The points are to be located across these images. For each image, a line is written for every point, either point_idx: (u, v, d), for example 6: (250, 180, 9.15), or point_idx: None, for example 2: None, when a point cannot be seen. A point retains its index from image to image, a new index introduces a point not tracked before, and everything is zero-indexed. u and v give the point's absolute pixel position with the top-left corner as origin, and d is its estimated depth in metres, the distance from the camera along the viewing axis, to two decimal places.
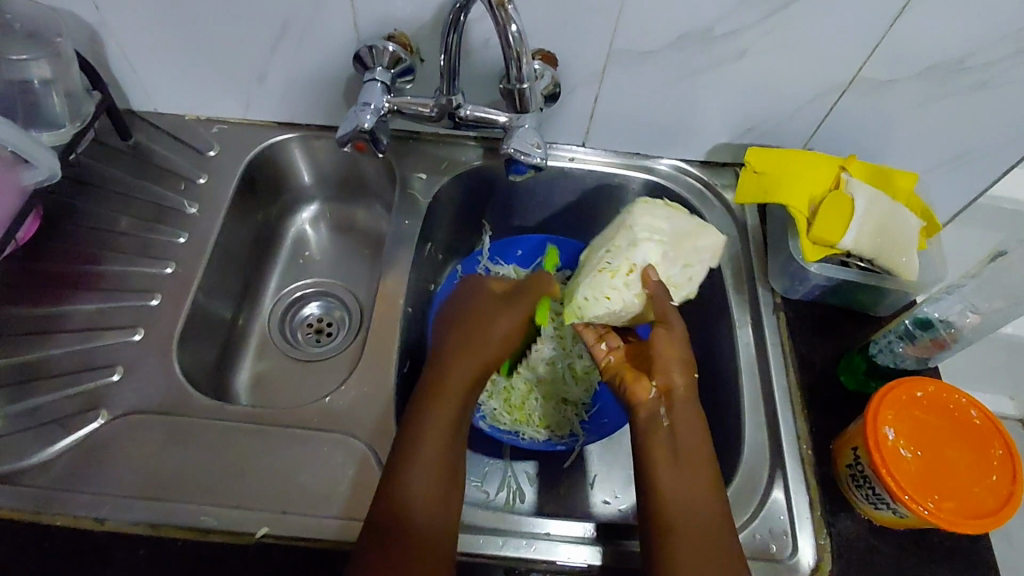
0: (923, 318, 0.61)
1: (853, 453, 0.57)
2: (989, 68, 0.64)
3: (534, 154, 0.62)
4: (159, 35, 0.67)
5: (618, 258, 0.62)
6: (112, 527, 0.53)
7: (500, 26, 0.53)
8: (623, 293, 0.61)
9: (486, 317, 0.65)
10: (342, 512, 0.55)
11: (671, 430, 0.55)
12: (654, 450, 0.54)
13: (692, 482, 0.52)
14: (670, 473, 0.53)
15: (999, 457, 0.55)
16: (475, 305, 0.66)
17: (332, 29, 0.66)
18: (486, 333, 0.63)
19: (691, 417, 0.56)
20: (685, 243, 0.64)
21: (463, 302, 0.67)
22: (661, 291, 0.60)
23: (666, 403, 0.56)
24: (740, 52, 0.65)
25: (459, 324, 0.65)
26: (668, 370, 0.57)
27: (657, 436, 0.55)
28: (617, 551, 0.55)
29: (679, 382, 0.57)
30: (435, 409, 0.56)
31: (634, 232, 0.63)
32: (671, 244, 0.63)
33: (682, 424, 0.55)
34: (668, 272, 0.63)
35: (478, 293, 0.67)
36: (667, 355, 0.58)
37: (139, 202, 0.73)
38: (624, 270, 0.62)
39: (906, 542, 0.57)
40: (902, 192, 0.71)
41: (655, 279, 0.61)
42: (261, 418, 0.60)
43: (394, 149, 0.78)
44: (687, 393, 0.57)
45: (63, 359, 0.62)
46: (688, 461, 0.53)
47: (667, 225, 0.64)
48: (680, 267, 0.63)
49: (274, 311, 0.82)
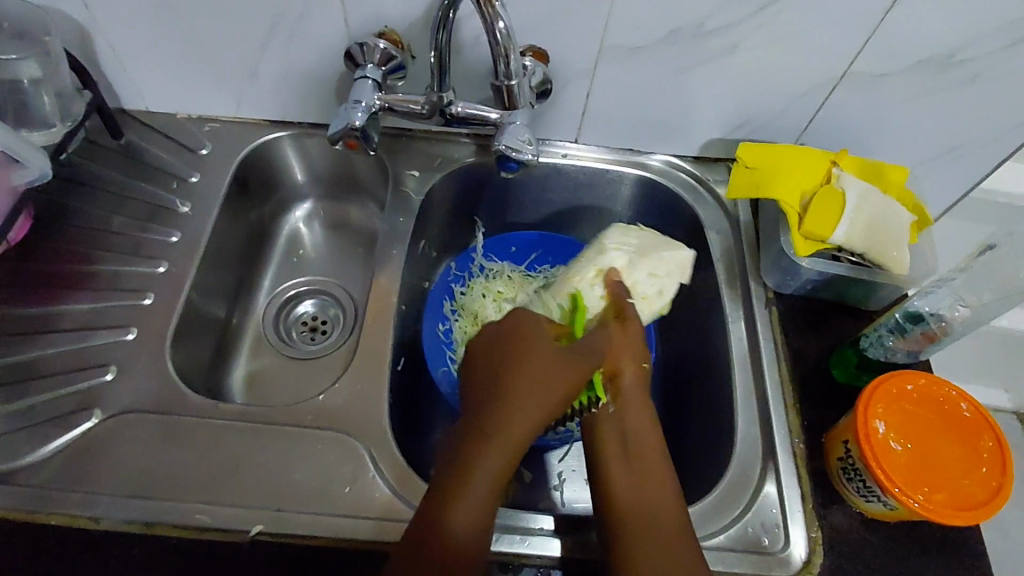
0: (913, 312, 0.61)
1: (844, 446, 0.57)
2: (981, 61, 0.64)
3: (526, 150, 0.62)
4: (149, 33, 0.67)
5: (585, 265, 0.67)
6: (106, 526, 0.53)
7: (488, 22, 0.53)
8: (589, 295, 0.65)
9: (555, 351, 0.55)
10: (335, 509, 0.55)
11: (620, 418, 0.56)
12: (606, 442, 0.55)
13: (642, 469, 0.53)
14: (617, 457, 0.53)
15: (989, 449, 0.55)
16: (538, 344, 0.56)
17: (323, 26, 0.66)
18: (550, 370, 0.54)
19: (634, 402, 0.57)
20: (650, 254, 0.68)
21: (521, 334, 0.57)
22: (620, 290, 0.64)
23: (611, 389, 0.57)
24: (731, 47, 0.65)
25: (513, 357, 0.56)
26: (614, 357, 0.59)
27: (607, 427, 0.56)
28: (577, 543, 0.56)
29: (626, 365, 0.58)
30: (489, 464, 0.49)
31: (603, 244, 0.68)
32: (638, 254, 0.67)
33: (628, 413, 0.56)
34: (635, 279, 0.66)
35: (539, 326, 0.58)
36: (619, 343, 0.59)
37: (131, 201, 0.73)
38: (591, 274, 0.66)
39: (897, 534, 0.57)
40: (894, 186, 0.71)
41: (617, 283, 0.65)
42: (255, 417, 0.60)
43: (386, 147, 0.78)
44: (637, 379, 0.58)
45: (56, 358, 0.62)
46: (636, 446, 0.54)
47: (634, 241, 0.68)
48: (646, 275, 0.67)
49: (268, 309, 0.82)
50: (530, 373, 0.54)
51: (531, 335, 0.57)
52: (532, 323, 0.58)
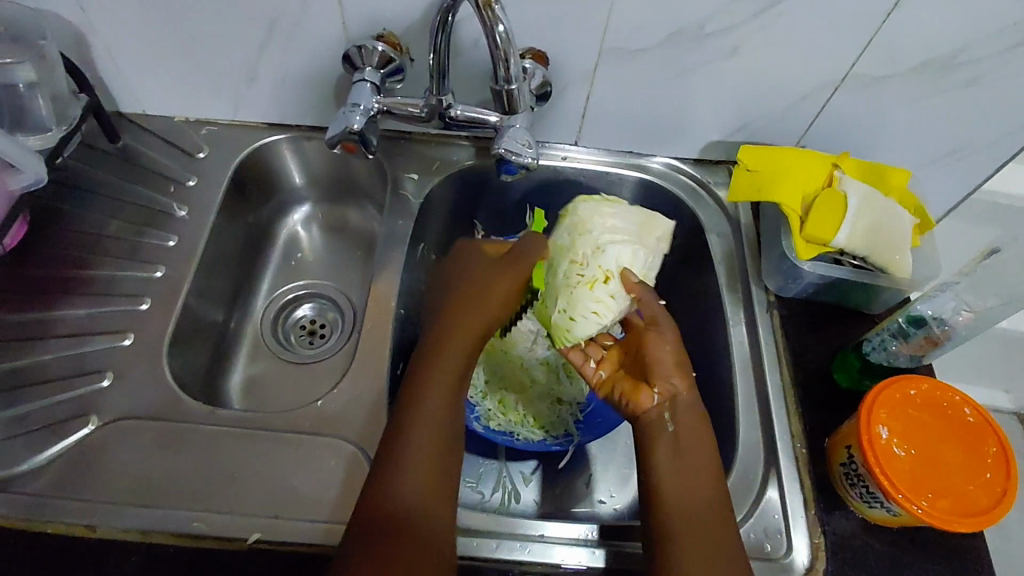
0: (916, 316, 0.60)
1: (846, 452, 0.57)
2: (984, 62, 0.63)
3: (525, 153, 0.61)
4: (146, 36, 0.67)
5: (592, 269, 0.61)
6: (103, 533, 0.53)
7: (487, 26, 0.53)
8: (610, 303, 0.60)
9: (479, 289, 0.62)
10: (335, 517, 0.55)
11: (676, 436, 0.55)
12: (660, 458, 0.54)
13: (696, 483, 0.53)
14: (670, 475, 0.53)
15: (993, 454, 0.55)
16: (470, 279, 0.64)
17: (320, 29, 0.65)
18: (482, 293, 0.62)
19: (694, 420, 0.56)
20: (647, 235, 0.64)
21: (459, 267, 0.66)
22: (648, 293, 0.61)
23: (668, 410, 0.56)
24: (732, 50, 0.65)
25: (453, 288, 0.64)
26: (669, 376, 0.57)
27: (661, 441, 0.55)
28: (617, 553, 0.55)
29: (680, 387, 0.57)
30: (433, 399, 0.54)
31: (597, 239, 0.62)
32: (638, 240, 0.63)
33: (684, 428, 0.55)
34: (639, 268, 0.63)
35: (473, 257, 0.66)
36: (666, 360, 0.58)
37: (128, 205, 0.73)
38: (601, 278, 0.61)
39: (900, 540, 0.56)
40: (895, 189, 0.70)
41: (636, 282, 0.61)
42: (253, 423, 0.59)
43: (385, 150, 0.78)
44: (690, 396, 0.57)
45: (52, 365, 0.62)
46: (690, 463, 0.54)
47: (619, 222, 0.64)
48: (650, 262, 0.64)
49: (267, 313, 0.81)
50: (459, 304, 0.61)
51: (464, 269, 0.65)
52: (467, 257, 0.67)
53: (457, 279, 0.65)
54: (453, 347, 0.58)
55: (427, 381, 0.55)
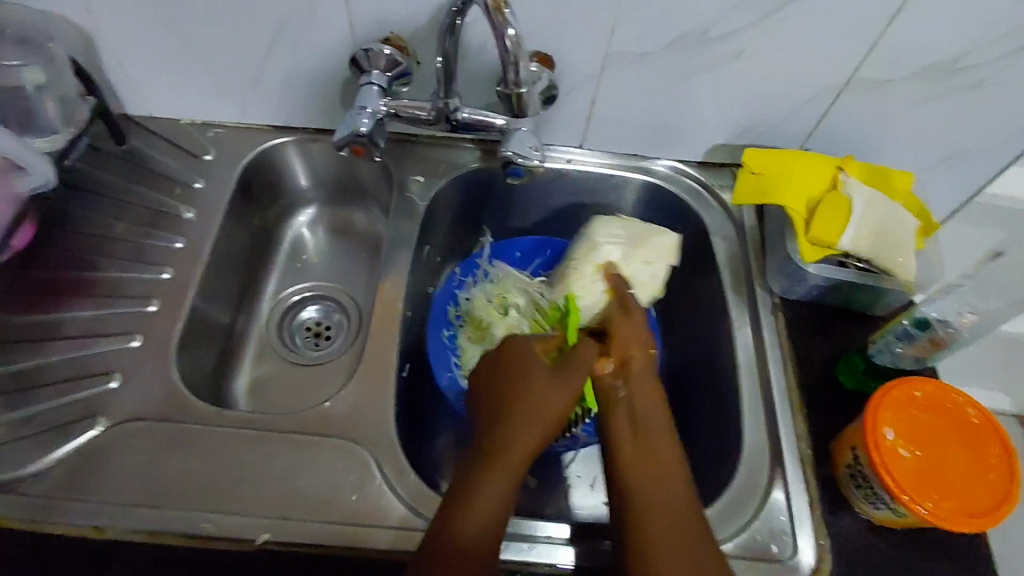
0: (921, 319, 0.60)
1: (852, 453, 0.57)
2: (987, 66, 0.64)
3: (532, 156, 0.62)
4: (154, 40, 0.67)
5: (582, 261, 0.69)
6: (113, 535, 0.53)
7: (496, 30, 0.53)
8: (592, 288, 0.68)
9: (542, 383, 0.56)
10: (343, 518, 0.55)
11: (629, 399, 0.56)
12: (618, 424, 0.55)
13: (652, 448, 0.53)
14: (630, 441, 0.53)
15: (998, 456, 0.55)
16: (529, 382, 0.56)
17: (327, 32, 0.66)
18: (540, 404, 0.54)
19: (645, 383, 0.58)
20: (643, 243, 0.69)
21: (507, 368, 0.57)
22: (621, 281, 0.67)
23: (621, 376, 0.58)
24: (737, 53, 0.65)
25: (501, 384, 0.57)
26: (625, 347, 0.61)
27: (618, 407, 0.56)
28: (590, 550, 0.55)
29: (634, 356, 0.60)
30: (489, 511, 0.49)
31: (594, 239, 0.70)
32: (629, 244, 0.69)
33: (639, 395, 0.57)
34: (629, 269, 0.69)
35: (529, 355, 0.58)
36: (626, 334, 0.62)
37: (135, 207, 0.73)
38: (589, 271, 0.68)
39: (905, 541, 0.57)
40: (899, 192, 0.71)
41: (615, 274, 0.68)
42: (260, 424, 0.60)
43: (391, 153, 0.78)
44: (644, 363, 0.59)
45: (60, 366, 0.62)
46: (648, 435, 0.54)
47: (621, 231, 0.70)
48: (641, 265, 0.69)
49: (272, 315, 0.81)
50: (516, 406, 0.54)
51: (518, 365, 0.57)
52: (521, 352, 0.58)
53: (504, 374, 0.57)
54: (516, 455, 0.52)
55: (483, 485, 0.50)
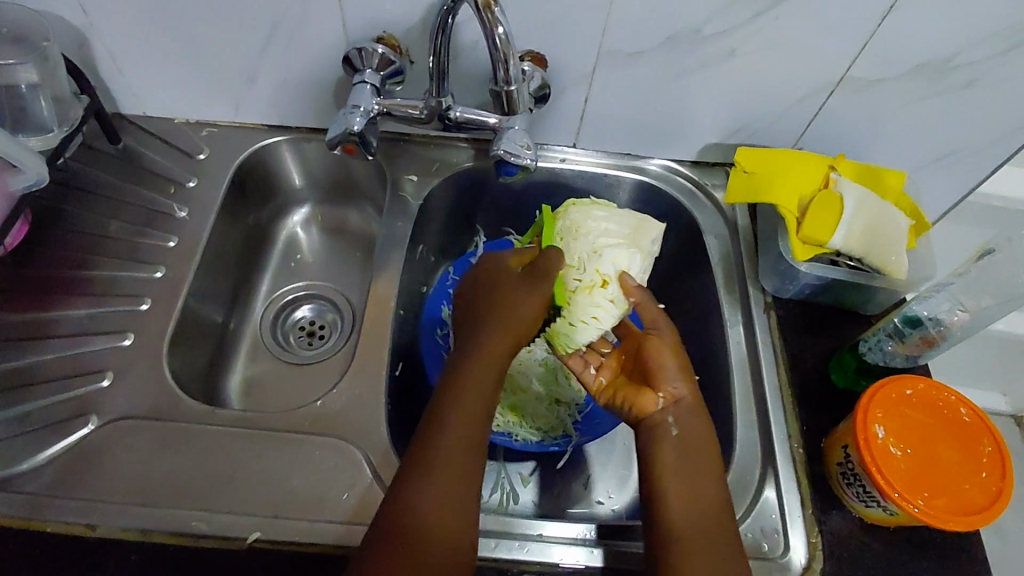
0: (912, 316, 0.61)
1: (843, 451, 0.57)
2: (978, 65, 0.64)
3: (524, 155, 0.62)
4: (148, 39, 0.67)
5: (589, 274, 0.63)
6: (103, 533, 0.53)
7: (488, 28, 0.53)
8: (608, 307, 0.62)
9: (511, 295, 0.59)
10: (335, 517, 0.55)
11: (680, 439, 0.55)
12: (665, 462, 0.54)
13: (698, 484, 0.53)
14: (677, 478, 0.53)
15: (988, 454, 0.55)
16: (499, 294, 0.59)
17: (321, 32, 0.66)
18: (513, 316, 0.58)
19: (697, 425, 0.56)
20: (639, 237, 0.66)
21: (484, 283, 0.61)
22: (642, 293, 0.62)
23: (673, 411, 0.56)
24: (729, 53, 0.65)
25: (483, 302, 0.60)
26: (674, 380, 0.58)
27: (666, 445, 0.55)
28: (617, 552, 0.55)
29: (686, 392, 0.57)
30: (457, 424, 0.51)
31: (597, 246, 0.64)
32: (632, 243, 0.65)
33: (689, 434, 0.55)
34: (637, 271, 0.65)
35: (500, 269, 0.61)
36: (668, 363, 0.58)
37: (129, 206, 0.73)
38: (599, 283, 0.63)
39: (896, 539, 0.57)
40: (891, 190, 0.71)
41: (633, 284, 0.63)
42: (252, 422, 0.60)
43: (384, 152, 0.78)
44: (694, 402, 0.57)
45: (51, 365, 0.62)
46: (694, 467, 0.54)
47: (614, 226, 0.66)
48: (646, 263, 0.66)
49: (266, 315, 0.81)
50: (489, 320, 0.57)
51: (490, 278, 0.61)
52: (494, 263, 0.62)
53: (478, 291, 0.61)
54: (482, 371, 0.54)
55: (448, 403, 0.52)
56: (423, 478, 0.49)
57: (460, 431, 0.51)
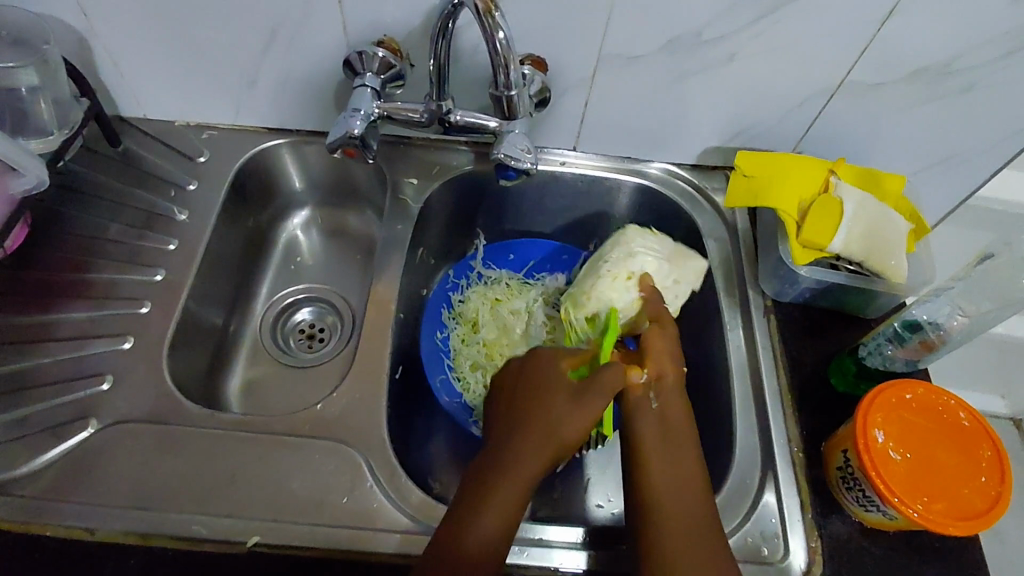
0: (911, 321, 0.61)
1: (843, 455, 0.57)
2: (978, 70, 0.64)
3: (524, 159, 0.62)
4: (148, 42, 0.67)
5: (617, 266, 0.68)
6: (102, 536, 0.53)
7: (488, 32, 0.53)
8: (623, 295, 0.67)
9: (560, 400, 0.56)
10: (333, 520, 0.55)
11: (660, 411, 0.57)
12: (646, 432, 0.55)
13: (675, 452, 0.54)
14: (656, 449, 0.54)
15: (988, 458, 0.55)
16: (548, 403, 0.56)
17: (321, 34, 0.66)
18: (554, 426, 0.55)
19: (674, 401, 0.58)
20: (683, 261, 0.69)
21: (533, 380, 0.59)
22: (656, 298, 0.66)
23: (654, 390, 0.59)
24: (729, 57, 0.66)
25: (525, 398, 0.58)
26: (661, 362, 0.60)
27: (648, 418, 0.56)
28: (608, 553, 0.56)
29: (669, 372, 0.60)
30: (487, 536, 0.48)
31: (632, 248, 0.69)
32: (664, 258, 0.69)
33: (668, 408, 0.57)
34: (660, 283, 0.69)
35: (552, 367, 0.60)
36: (659, 347, 0.61)
37: (129, 209, 0.73)
38: (623, 276, 0.68)
39: (896, 543, 0.57)
40: (892, 194, 0.71)
41: (650, 285, 0.67)
42: (253, 426, 0.60)
43: (385, 155, 0.78)
44: (676, 382, 0.60)
45: (51, 368, 0.62)
46: (674, 442, 0.55)
47: (659, 246, 0.70)
48: (671, 282, 0.69)
49: (266, 317, 0.81)
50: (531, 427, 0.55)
51: (539, 381, 0.59)
52: (546, 369, 0.59)
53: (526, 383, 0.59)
54: (517, 485, 0.51)
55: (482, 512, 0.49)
56: None
57: (489, 547, 0.48)
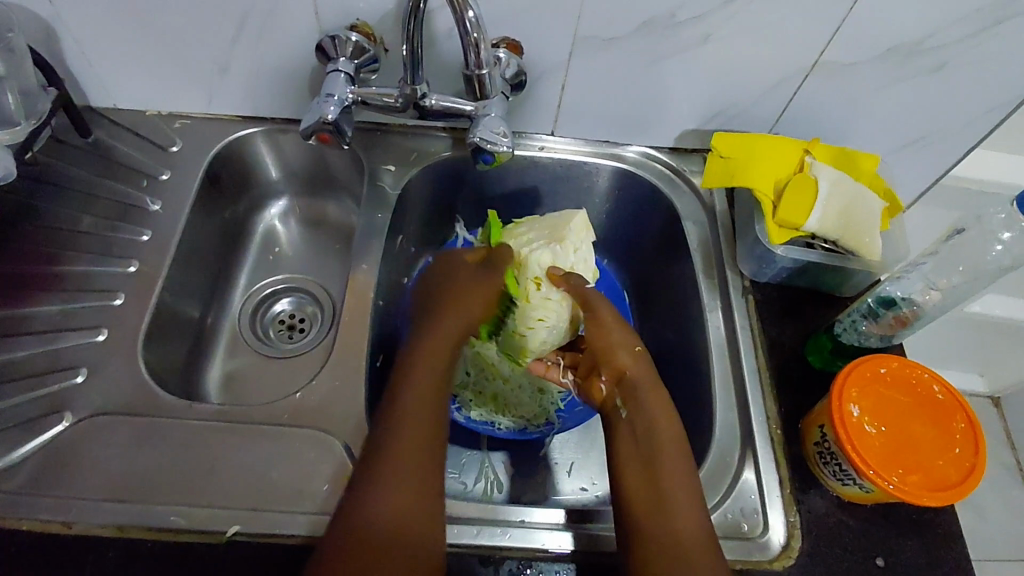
0: (886, 297, 0.61)
1: (820, 431, 0.58)
2: (951, 47, 0.65)
3: (501, 142, 0.61)
4: (116, 29, 0.66)
5: (523, 282, 0.65)
6: (79, 530, 0.52)
7: (458, 12, 0.53)
8: (549, 305, 0.65)
9: (459, 288, 0.65)
10: (316, 507, 0.55)
11: (629, 416, 0.56)
12: (619, 446, 0.55)
13: (660, 465, 0.53)
14: (631, 460, 0.54)
15: (962, 430, 0.56)
16: (454, 280, 0.66)
17: (293, 19, 0.65)
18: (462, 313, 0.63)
19: (649, 401, 0.56)
20: (564, 233, 0.67)
21: (442, 279, 0.67)
22: (574, 279, 0.64)
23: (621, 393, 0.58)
24: (704, 37, 0.66)
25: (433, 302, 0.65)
26: (615, 358, 0.60)
27: (621, 430, 0.56)
28: (586, 535, 0.56)
29: (626, 362, 0.59)
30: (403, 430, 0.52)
31: (520, 253, 0.66)
32: (554, 241, 0.66)
33: (642, 410, 0.56)
34: (568, 264, 0.66)
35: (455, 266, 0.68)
36: (609, 344, 0.61)
37: (101, 201, 0.72)
38: (534, 287, 0.65)
39: (873, 516, 0.58)
40: (866, 173, 0.72)
41: (560, 273, 0.65)
42: (231, 417, 0.59)
43: (361, 142, 0.78)
44: (640, 375, 0.58)
45: (24, 361, 0.61)
46: (649, 450, 0.54)
47: (535, 233, 0.68)
48: (574, 254, 0.67)
49: (243, 309, 0.81)
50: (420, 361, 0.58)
51: (446, 281, 0.66)
52: (449, 266, 0.68)
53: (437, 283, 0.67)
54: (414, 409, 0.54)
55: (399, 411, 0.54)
56: (377, 489, 0.49)
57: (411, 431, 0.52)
